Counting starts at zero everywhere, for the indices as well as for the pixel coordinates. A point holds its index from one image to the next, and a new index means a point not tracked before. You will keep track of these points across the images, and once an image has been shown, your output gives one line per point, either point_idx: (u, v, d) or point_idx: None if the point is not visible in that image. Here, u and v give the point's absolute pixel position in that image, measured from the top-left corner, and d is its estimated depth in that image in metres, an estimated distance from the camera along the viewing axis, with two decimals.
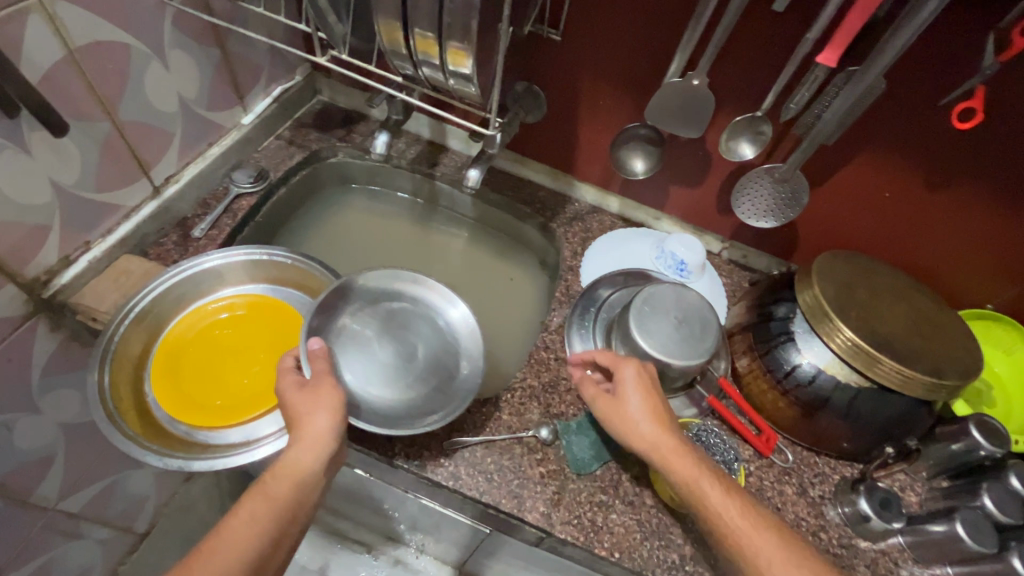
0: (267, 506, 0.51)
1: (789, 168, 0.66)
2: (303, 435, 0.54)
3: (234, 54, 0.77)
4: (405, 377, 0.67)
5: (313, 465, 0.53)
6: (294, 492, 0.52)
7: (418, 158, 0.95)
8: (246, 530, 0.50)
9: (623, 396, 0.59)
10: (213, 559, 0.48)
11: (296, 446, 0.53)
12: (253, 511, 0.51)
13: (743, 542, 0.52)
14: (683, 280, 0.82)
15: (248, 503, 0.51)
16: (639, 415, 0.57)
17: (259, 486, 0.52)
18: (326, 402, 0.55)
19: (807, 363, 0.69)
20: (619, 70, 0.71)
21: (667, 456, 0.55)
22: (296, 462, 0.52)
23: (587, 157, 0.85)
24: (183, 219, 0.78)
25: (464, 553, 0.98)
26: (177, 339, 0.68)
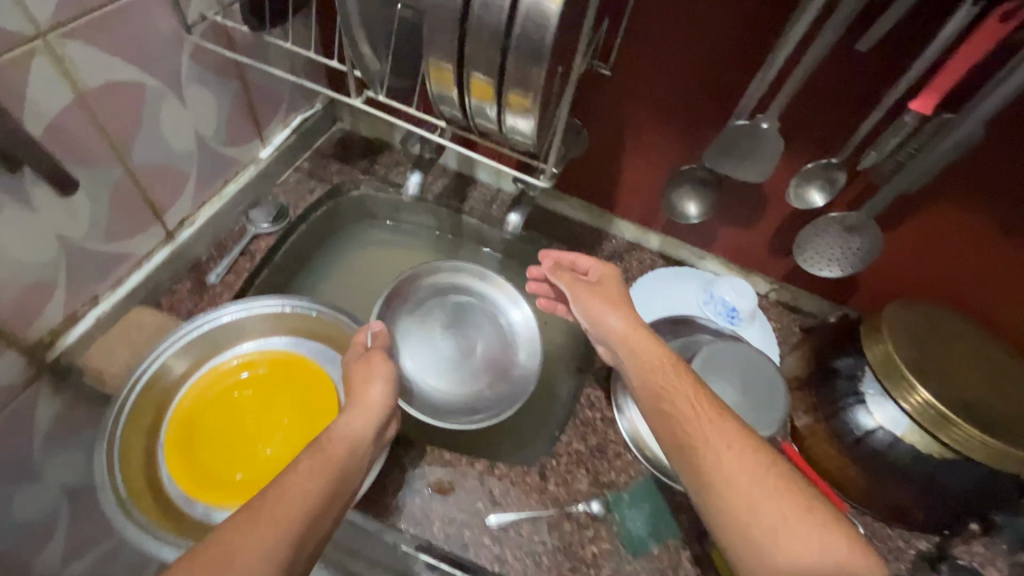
0: (324, 465, 0.46)
1: (863, 219, 0.61)
2: (362, 401, 0.53)
3: (255, 86, 0.72)
4: (461, 371, 0.72)
5: (364, 430, 0.52)
6: (348, 459, 0.48)
7: (446, 192, 0.89)
8: (305, 481, 0.44)
9: (607, 284, 0.65)
10: (275, 508, 0.41)
11: (351, 409, 0.53)
12: (309, 466, 0.45)
13: (703, 447, 0.47)
14: (734, 328, 0.77)
15: (304, 461, 0.46)
16: (609, 307, 0.62)
17: (311, 448, 0.47)
18: (379, 372, 0.56)
19: (880, 428, 0.63)
20: (671, 107, 0.65)
21: (632, 342, 0.58)
22: (350, 424, 0.51)
23: (630, 193, 0.80)
24: (197, 263, 0.72)
25: None
26: (193, 403, 0.62)
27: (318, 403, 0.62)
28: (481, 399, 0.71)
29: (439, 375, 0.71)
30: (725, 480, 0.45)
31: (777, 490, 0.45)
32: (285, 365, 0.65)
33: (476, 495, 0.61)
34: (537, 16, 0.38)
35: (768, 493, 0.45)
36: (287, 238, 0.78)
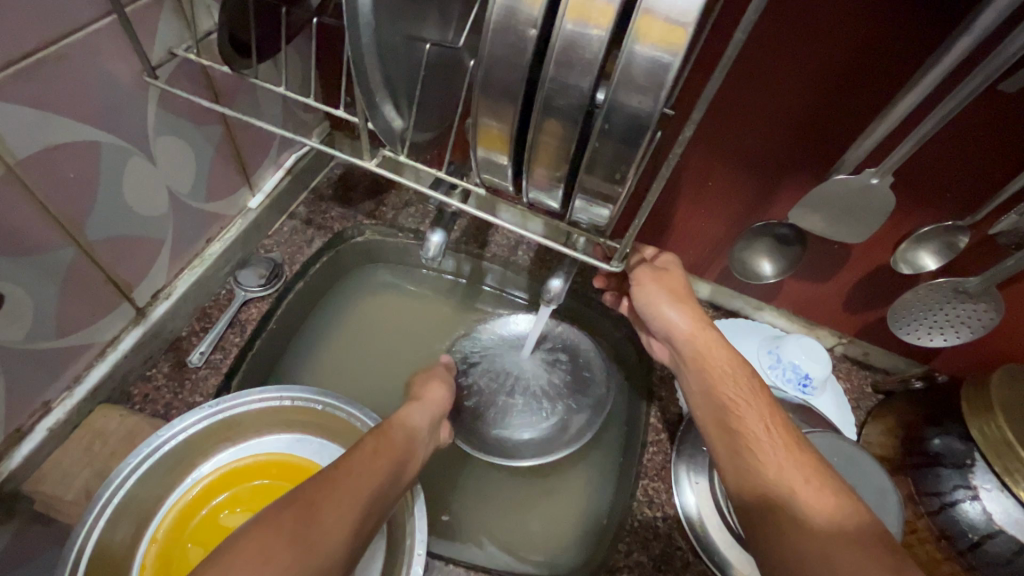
0: (390, 452, 0.43)
1: (983, 285, 0.50)
2: (425, 401, 0.53)
3: (240, 127, 0.60)
4: (542, 412, 0.67)
5: (422, 424, 0.50)
6: (412, 446, 0.46)
7: (464, 237, 0.77)
8: (372, 467, 0.41)
9: (673, 272, 0.55)
10: (343, 484, 0.38)
11: (411, 407, 0.51)
12: (374, 448, 0.43)
13: (749, 429, 0.44)
14: (805, 397, 0.67)
15: (367, 442, 0.43)
16: (677, 287, 0.53)
17: (378, 432, 0.45)
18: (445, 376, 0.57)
19: (1002, 535, 0.53)
20: (748, 150, 0.54)
21: (700, 344, 0.50)
22: (410, 418, 0.49)
23: (680, 240, 0.68)
24: (177, 340, 0.61)
25: None
26: (172, 531, 0.50)
27: None
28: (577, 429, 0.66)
29: (526, 429, 0.66)
30: (765, 468, 0.42)
31: (802, 476, 0.41)
32: (286, 475, 0.54)
33: None
34: (650, 69, 0.28)
35: (795, 472, 0.41)
36: (281, 302, 0.66)
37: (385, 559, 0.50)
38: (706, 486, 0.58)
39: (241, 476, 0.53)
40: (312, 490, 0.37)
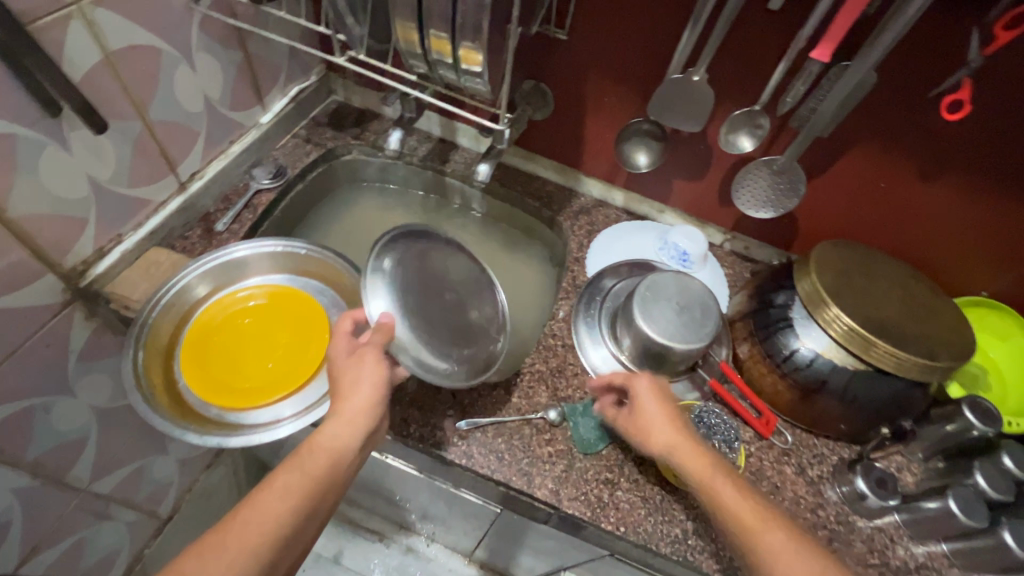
0: (306, 486, 0.54)
1: (788, 160, 0.69)
2: (346, 411, 0.58)
3: (256, 55, 0.82)
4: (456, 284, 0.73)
5: (348, 442, 0.57)
6: (331, 471, 0.56)
7: (429, 155, 0.99)
8: (283, 502, 0.53)
9: (636, 387, 0.63)
10: (241, 534, 0.51)
11: (331, 423, 0.58)
12: (293, 490, 0.54)
13: (777, 561, 0.50)
14: (686, 270, 0.85)
15: (281, 478, 0.55)
16: (657, 420, 0.60)
17: (292, 461, 0.56)
18: (369, 377, 0.59)
19: (804, 348, 0.71)
20: (622, 68, 0.75)
21: (681, 454, 0.57)
22: (333, 436, 0.57)
23: (593, 152, 0.89)
24: (207, 214, 0.82)
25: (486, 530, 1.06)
26: (202, 328, 0.70)
27: (313, 328, 0.72)
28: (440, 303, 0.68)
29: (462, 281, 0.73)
30: (771, 551, 0.51)
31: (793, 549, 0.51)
32: (281, 297, 0.74)
33: (448, 405, 0.71)
34: None
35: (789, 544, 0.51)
36: (286, 194, 0.88)
37: None
38: (600, 343, 0.77)
39: (250, 296, 0.73)
40: (227, 523, 0.52)
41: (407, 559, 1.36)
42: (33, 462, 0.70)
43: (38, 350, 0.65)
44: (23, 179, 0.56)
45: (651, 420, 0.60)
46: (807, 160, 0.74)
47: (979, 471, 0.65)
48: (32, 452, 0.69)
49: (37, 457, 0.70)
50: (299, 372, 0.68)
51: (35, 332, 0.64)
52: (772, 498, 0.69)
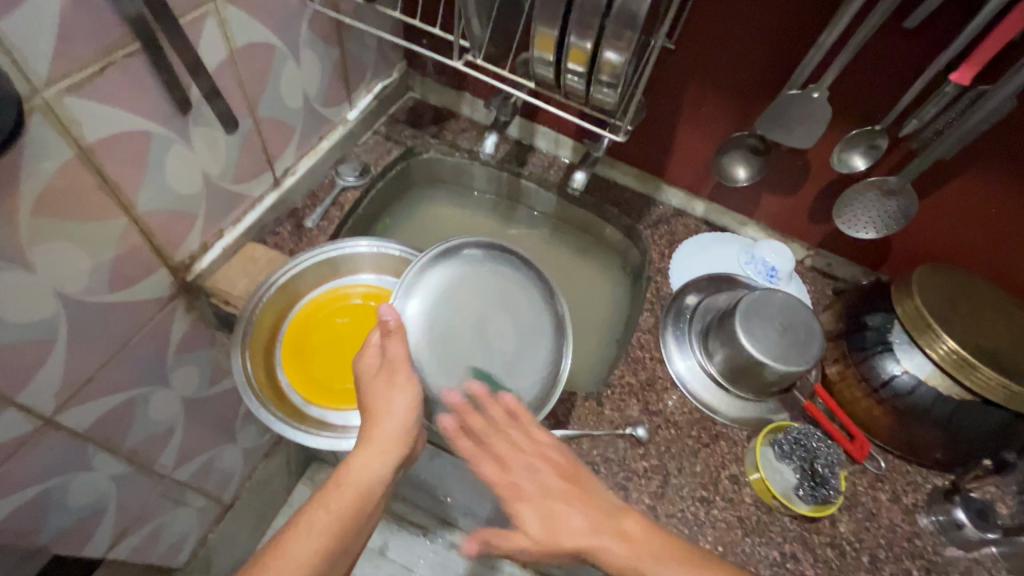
0: (335, 521, 0.53)
1: (901, 182, 0.68)
2: (376, 440, 0.56)
3: (351, 52, 0.82)
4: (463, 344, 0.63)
5: (375, 476, 0.56)
6: (361, 504, 0.55)
7: (507, 157, 0.98)
8: (307, 543, 0.51)
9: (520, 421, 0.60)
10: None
11: (364, 454, 0.56)
12: (319, 531, 0.52)
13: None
14: (772, 286, 0.84)
15: (304, 517, 0.53)
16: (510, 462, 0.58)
17: (320, 496, 0.54)
18: (400, 401, 0.57)
19: (905, 373, 0.70)
20: (728, 80, 0.74)
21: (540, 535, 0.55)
22: (362, 468, 0.55)
23: (681, 161, 0.87)
24: (295, 210, 0.82)
25: None
26: (299, 327, 0.70)
27: None
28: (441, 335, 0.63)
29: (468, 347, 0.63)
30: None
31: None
32: (376, 298, 0.74)
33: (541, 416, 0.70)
34: None
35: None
36: (369, 192, 0.87)
37: None
38: (688, 354, 0.77)
39: (346, 296, 0.73)
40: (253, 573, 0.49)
41: (450, 555, 1.37)
42: (131, 451, 0.71)
43: (146, 343, 0.65)
44: (152, 174, 0.56)
45: (520, 474, 0.56)
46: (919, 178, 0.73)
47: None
48: (131, 441, 0.70)
49: (134, 446, 0.71)
50: None
51: (146, 325, 0.64)
52: (869, 525, 0.68)
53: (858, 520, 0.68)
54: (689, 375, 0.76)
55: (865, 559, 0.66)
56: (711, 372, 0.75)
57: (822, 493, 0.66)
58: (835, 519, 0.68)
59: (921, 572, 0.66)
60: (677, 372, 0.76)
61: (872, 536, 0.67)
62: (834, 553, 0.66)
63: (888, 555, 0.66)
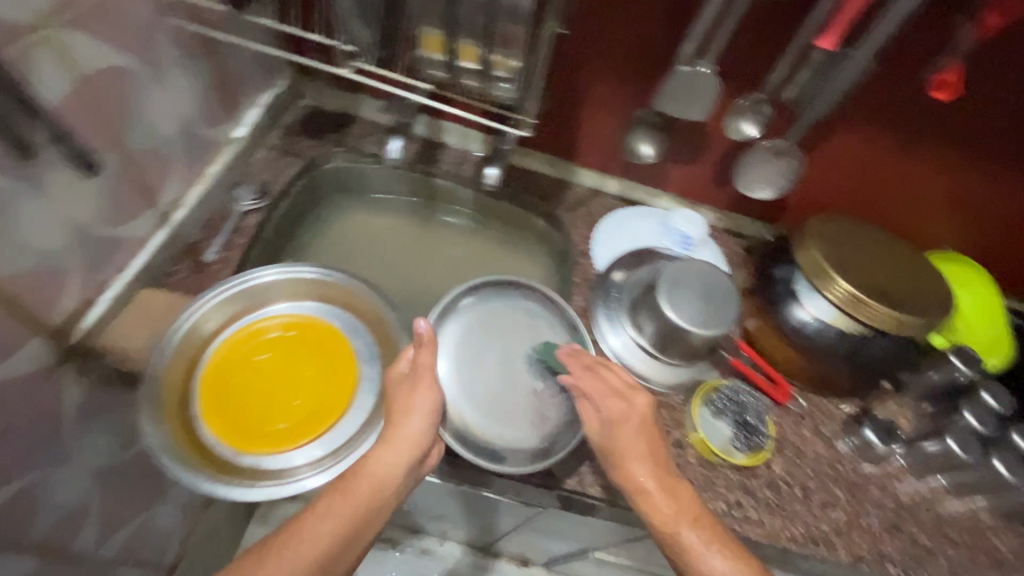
0: (348, 505, 0.55)
1: (788, 144, 0.73)
2: (403, 435, 0.58)
3: (227, 65, 0.75)
4: (505, 396, 0.70)
5: (394, 470, 0.57)
6: (375, 495, 0.56)
7: (417, 158, 0.94)
8: (317, 525, 0.53)
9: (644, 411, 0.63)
10: (280, 554, 0.51)
11: (386, 446, 0.58)
12: (336, 518, 0.54)
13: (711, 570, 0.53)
14: (689, 253, 0.88)
15: (323, 501, 0.55)
16: (635, 454, 0.60)
17: (336, 484, 0.56)
18: (421, 405, 0.60)
19: (812, 318, 0.76)
20: (622, 61, 0.75)
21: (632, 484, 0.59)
22: (381, 461, 0.57)
23: (589, 143, 0.89)
24: (192, 244, 0.75)
25: (511, 525, 1.07)
26: (217, 372, 0.65)
27: (338, 357, 0.69)
28: (479, 394, 0.69)
29: (505, 398, 0.70)
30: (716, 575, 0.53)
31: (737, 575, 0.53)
32: (298, 327, 0.70)
33: None
34: None
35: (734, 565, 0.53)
36: (274, 211, 0.81)
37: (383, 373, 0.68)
38: (620, 331, 0.79)
39: (263, 330, 0.68)
40: (268, 551, 0.52)
41: (423, 561, 1.36)
42: (40, 541, 0.63)
43: (34, 422, 0.58)
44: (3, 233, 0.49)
45: (637, 466, 0.59)
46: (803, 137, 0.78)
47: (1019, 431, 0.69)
48: (37, 531, 0.62)
49: (43, 535, 0.64)
50: (332, 407, 0.66)
51: (30, 402, 0.57)
52: (798, 460, 0.75)
53: (788, 458, 0.75)
54: (625, 352, 0.78)
55: (799, 492, 0.72)
56: (644, 345, 0.77)
57: (754, 440, 0.73)
58: (770, 462, 0.74)
59: (846, 493, 0.73)
60: (612, 350, 0.79)
61: (802, 470, 0.74)
62: (772, 492, 0.71)
63: (818, 484, 0.73)
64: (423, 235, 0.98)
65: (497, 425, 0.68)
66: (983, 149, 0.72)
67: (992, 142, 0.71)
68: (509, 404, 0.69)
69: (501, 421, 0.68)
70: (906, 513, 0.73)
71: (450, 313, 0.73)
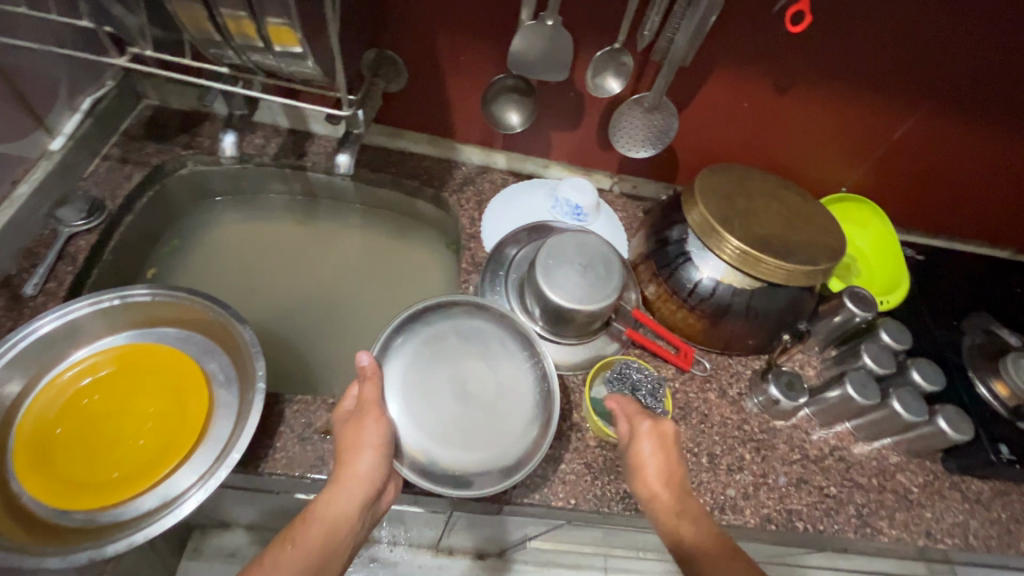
0: (303, 554, 0.51)
1: (656, 96, 0.69)
2: (354, 478, 0.55)
3: (11, 68, 0.66)
4: (461, 423, 0.62)
5: (344, 511, 0.54)
6: (328, 541, 0.53)
7: (282, 151, 0.84)
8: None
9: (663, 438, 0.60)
10: None
11: (336, 488, 0.55)
12: (290, 570, 0.50)
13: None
14: (581, 224, 0.83)
15: (273, 552, 0.52)
16: (653, 473, 0.58)
17: (289, 533, 0.53)
18: (370, 438, 0.57)
19: (705, 278, 0.73)
20: (470, 23, 0.69)
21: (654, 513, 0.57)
22: (328, 504, 0.54)
23: (462, 116, 0.82)
24: (8, 278, 0.66)
25: (443, 530, 1.02)
26: (38, 423, 0.57)
27: (185, 385, 0.62)
28: (437, 429, 0.61)
29: (462, 425, 0.62)
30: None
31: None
32: (137, 359, 0.63)
33: None
34: None
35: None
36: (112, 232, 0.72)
37: (239, 396, 0.61)
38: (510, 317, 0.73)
39: (92, 368, 0.61)
40: None
41: None
42: None
43: None
44: None
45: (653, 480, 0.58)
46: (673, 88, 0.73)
47: (915, 369, 0.71)
48: None
49: None
50: (178, 443, 0.58)
51: None
52: (703, 427, 0.72)
53: (693, 425, 0.72)
54: None
55: (704, 459, 0.69)
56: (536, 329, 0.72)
57: None
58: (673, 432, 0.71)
59: (752, 454, 0.71)
60: None
61: (707, 436, 0.71)
62: None
63: (724, 448, 0.71)
64: (303, 236, 0.89)
65: (465, 455, 0.61)
66: (863, 79, 0.70)
67: (868, 73, 0.69)
68: (469, 431, 0.62)
69: (465, 451, 0.61)
70: (812, 464, 0.71)
71: (387, 347, 0.64)
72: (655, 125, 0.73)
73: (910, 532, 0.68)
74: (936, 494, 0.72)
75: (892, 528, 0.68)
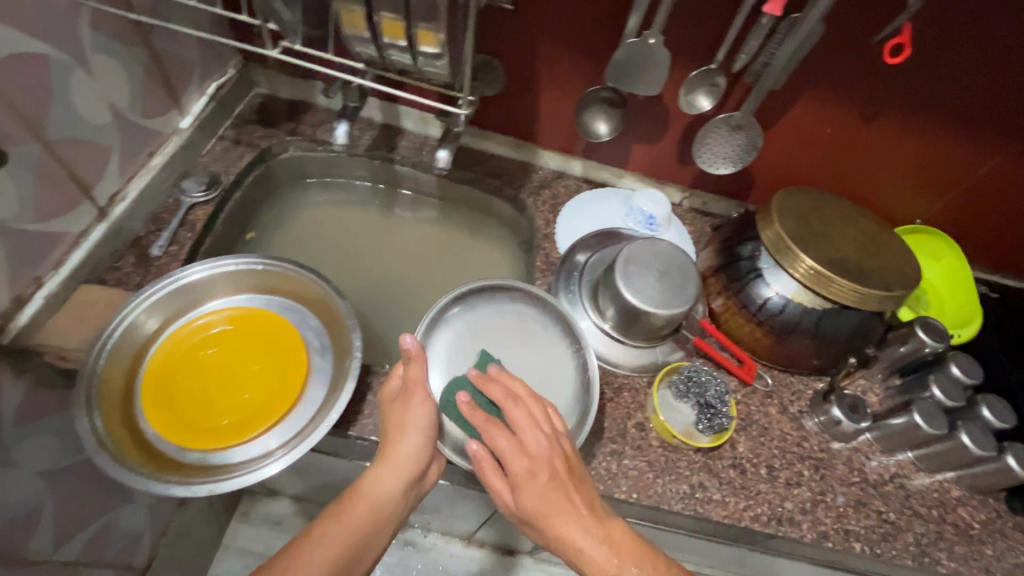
0: (347, 529, 0.56)
1: (744, 116, 0.72)
2: (399, 460, 0.58)
3: (161, 52, 0.74)
4: None
5: (392, 489, 0.57)
6: (373, 517, 0.57)
7: (375, 144, 0.91)
8: (318, 551, 0.54)
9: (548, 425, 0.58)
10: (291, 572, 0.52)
11: (386, 468, 0.58)
12: (336, 546, 0.54)
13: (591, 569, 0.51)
14: (652, 233, 0.85)
15: (319, 526, 0.56)
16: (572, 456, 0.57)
17: (337, 509, 0.57)
18: (416, 419, 0.59)
19: (776, 295, 0.74)
20: (571, 36, 0.74)
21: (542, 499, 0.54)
22: (377, 482, 0.57)
23: (547, 123, 0.86)
24: (138, 239, 0.73)
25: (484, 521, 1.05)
26: (161, 368, 0.64)
27: (287, 348, 0.67)
28: None
29: None
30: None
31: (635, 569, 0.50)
32: (247, 320, 0.69)
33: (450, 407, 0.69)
34: None
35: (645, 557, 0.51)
36: (225, 204, 0.80)
37: (333, 364, 0.67)
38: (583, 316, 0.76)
39: (209, 324, 0.67)
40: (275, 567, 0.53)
41: None
42: None
43: None
44: None
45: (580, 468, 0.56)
46: (759, 110, 0.76)
47: (984, 404, 0.70)
48: None
49: None
50: (278, 401, 0.63)
51: None
52: (762, 439, 0.73)
53: (753, 437, 0.73)
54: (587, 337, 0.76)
55: (763, 471, 0.71)
56: (607, 330, 0.75)
57: (717, 421, 0.70)
58: (733, 442, 0.72)
59: (811, 471, 0.72)
60: None
61: (767, 449, 0.73)
62: (736, 473, 0.70)
63: (783, 462, 0.72)
64: (385, 224, 0.95)
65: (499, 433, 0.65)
66: (951, 113, 0.71)
67: (958, 108, 0.70)
68: None
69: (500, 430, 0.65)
70: (872, 488, 0.72)
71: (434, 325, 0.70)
72: (739, 143, 0.75)
73: (969, 566, 0.68)
74: (998, 532, 0.71)
75: (951, 561, 0.68)
